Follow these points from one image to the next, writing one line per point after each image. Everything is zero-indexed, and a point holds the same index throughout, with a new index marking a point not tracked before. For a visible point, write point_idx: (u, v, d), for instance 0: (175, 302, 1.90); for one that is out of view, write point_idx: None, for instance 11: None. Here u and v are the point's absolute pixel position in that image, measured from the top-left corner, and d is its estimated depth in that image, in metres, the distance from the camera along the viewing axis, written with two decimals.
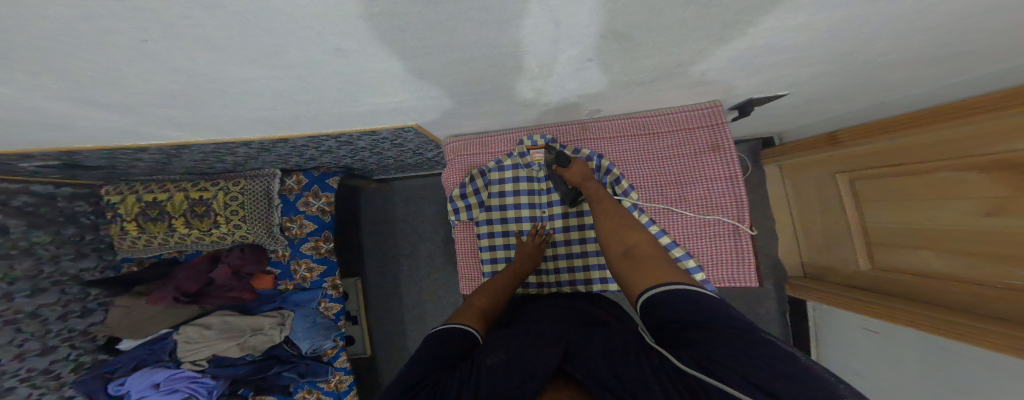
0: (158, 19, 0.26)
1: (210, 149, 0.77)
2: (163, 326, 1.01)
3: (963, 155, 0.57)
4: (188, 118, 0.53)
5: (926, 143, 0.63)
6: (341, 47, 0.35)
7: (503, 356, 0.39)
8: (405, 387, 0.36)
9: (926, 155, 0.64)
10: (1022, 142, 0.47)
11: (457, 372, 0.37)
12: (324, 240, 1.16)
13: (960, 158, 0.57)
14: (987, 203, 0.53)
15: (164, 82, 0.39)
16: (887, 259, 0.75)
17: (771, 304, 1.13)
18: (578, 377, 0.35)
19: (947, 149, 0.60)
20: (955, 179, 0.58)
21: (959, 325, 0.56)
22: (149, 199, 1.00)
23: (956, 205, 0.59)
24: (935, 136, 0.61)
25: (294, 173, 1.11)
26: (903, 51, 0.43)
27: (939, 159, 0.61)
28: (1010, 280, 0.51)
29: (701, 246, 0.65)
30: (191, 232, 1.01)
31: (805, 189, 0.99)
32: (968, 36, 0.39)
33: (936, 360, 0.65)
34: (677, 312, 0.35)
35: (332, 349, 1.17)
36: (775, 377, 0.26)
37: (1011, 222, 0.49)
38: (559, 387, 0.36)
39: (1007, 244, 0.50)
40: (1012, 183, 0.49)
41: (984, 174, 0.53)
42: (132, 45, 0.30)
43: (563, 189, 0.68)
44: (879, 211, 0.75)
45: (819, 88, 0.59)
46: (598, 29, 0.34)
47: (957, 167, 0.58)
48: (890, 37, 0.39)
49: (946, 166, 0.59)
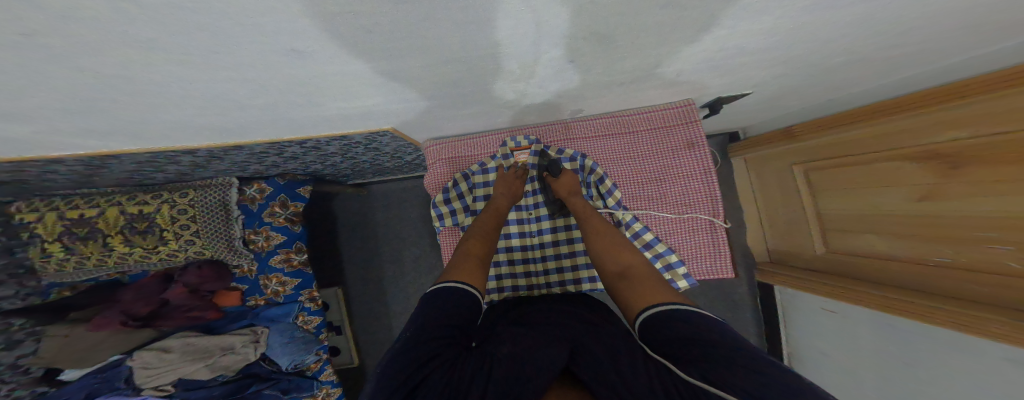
0: (34, 15, 0.20)
1: (145, 159, 0.67)
2: (114, 352, 0.90)
3: (899, 148, 0.64)
4: (110, 124, 0.45)
5: (867, 136, 0.70)
6: (296, 48, 0.30)
7: (511, 350, 0.42)
8: (419, 358, 0.39)
9: (866, 147, 0.71)
10: (948, 136, 0.55)
11: (468, 358, 0.40)
12: (296, 252, 1.09)
13: (896, 150, 0.64)
14: (919, 189, 0.61)
15: (66, 87, 0.32)
16: (838, 244, 0.84)
17: (743, 290, 1.25)
18: (583, 378, 0.37)
19: (883, 143, 0.67)
20: (893, 168, 0.65)
21: (903, 303, 0.65)
22: (74, 216, 0.83)
23: (891, 190, 0.67)
24: (875, 129, 0.68)
25: (254, 181, 1.01)
26: (863, 51, 0.46)
27: (878, 151, 0.68)
28: (942, 257, 0.60)
29: (681, 241, 0.69)
30: (131, 251, 0.88)
31: (767, 179, 1.07)
32: (916, 38, 0.42)
33: (887, 327, 0.74)
34: (678, 329, 0.38)
35: (316, 363, 1.13)
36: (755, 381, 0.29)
37: (941, 206, 0.58)
38: (565, 386, 0.39)
39: (940, 228, 0.58)
40: (941, 172, 0.57)
41: (914, 164, 0.62)
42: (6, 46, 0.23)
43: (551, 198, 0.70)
44: (831, 202, 0.83)
45: (786, 86, 0.62)
46: (580, 30, 0.32)
47: (894, 158, 0.65)
48: (856, 38, 0.40)
49: (885, 157, 0.67)
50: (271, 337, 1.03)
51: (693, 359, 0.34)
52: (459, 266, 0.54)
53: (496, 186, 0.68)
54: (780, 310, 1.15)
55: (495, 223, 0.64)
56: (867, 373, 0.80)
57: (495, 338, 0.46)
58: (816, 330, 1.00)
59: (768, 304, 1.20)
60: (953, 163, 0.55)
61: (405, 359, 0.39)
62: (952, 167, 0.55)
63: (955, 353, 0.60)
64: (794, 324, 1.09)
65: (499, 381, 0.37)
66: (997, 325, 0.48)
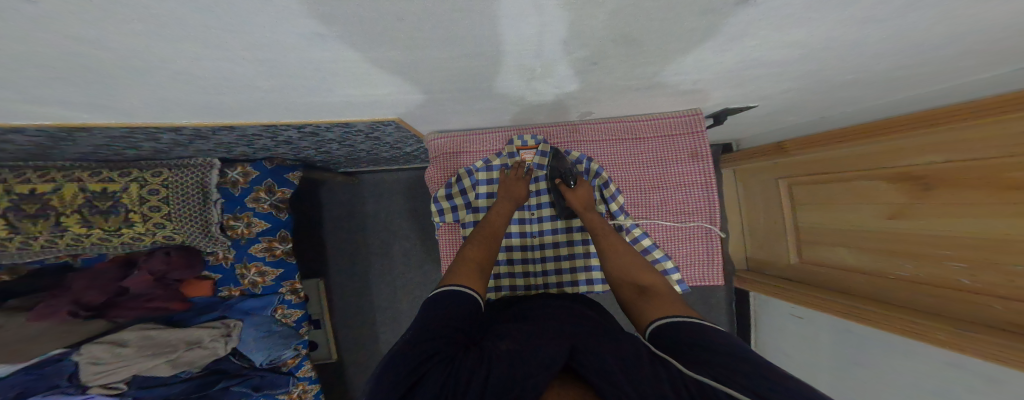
0: None
1: (120, 133, 0.62)
2: (56, 346, 0.81)
3: (873, 168, 0.69)
4: (91, 97, 0.41)
5: (846, 157, 0.76)
6: (319, 31, 0.29)
7: (512, 346, 0.42)
8: (420, 358, 0.39)
9: (844, 166, 0.77)
10: (924, 158, 0.59)
11: (469, 355, 0.40)
12: (279, 241, 1.04)
13: (871, 171, 0.70)
14: (891, 207, 0.67)
15: (54, 51, 0.29)
16: (812, 255, 0.90)
17: (720, 295, 1.33)
18: (585, 375, 0.37)
19: (862, 162, 0.72)
20: (869, 187, 0.71)
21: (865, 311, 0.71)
22: (23, 191, 0.73)
23: (866, 208, 0.73)
24: (853, 151, 0.74)
25: (239, 164, 0.96)
26: (853, 74, 0.50)
27: (854, 170, 0.74)
28: (904, 272, 0.66)
29: (678, 248, 0.73)
30: (89, 233, 0.80)
31: (754, 191, 1.13)
32: (899, 65, 0.47)
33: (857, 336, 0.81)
34: (691, 336, 0.41)
35: (293, 359, 1.07)
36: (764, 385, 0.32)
37: (910, 224, 0.63)
38: (566, 384, 0.39)
39: (909, 244, 0.64)
40: (915, 193, 0.62)
41: (889, 184, 0.67)
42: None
43: (561, 207, 0.70)
44: (810, 214, 0.89)
45: (782, 103, 0.67)
46: (609, 32, 0.33)
47: (869, 178, 0.70)
48: (855, 59, 0.44)
49: (861, 177, 0.72)
50: (244, 330, 0.98)
51: (700, 363, 0.37)
52: (458, 270, 0.54)
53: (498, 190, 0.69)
54: (754, 316, 1.23)
55: (496, 227, 0.64)
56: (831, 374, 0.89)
57: (495, 336, 0.46)
58: (785, 335, 1.08)
59: (744, 312, 1.27)
60: (926, 185, 0.59)
61: (407, 360, 0.38)
62: (923, 188, 0.60)
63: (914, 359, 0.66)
64: (765, 329, 1.17)
65: (501, 374, 0.36)
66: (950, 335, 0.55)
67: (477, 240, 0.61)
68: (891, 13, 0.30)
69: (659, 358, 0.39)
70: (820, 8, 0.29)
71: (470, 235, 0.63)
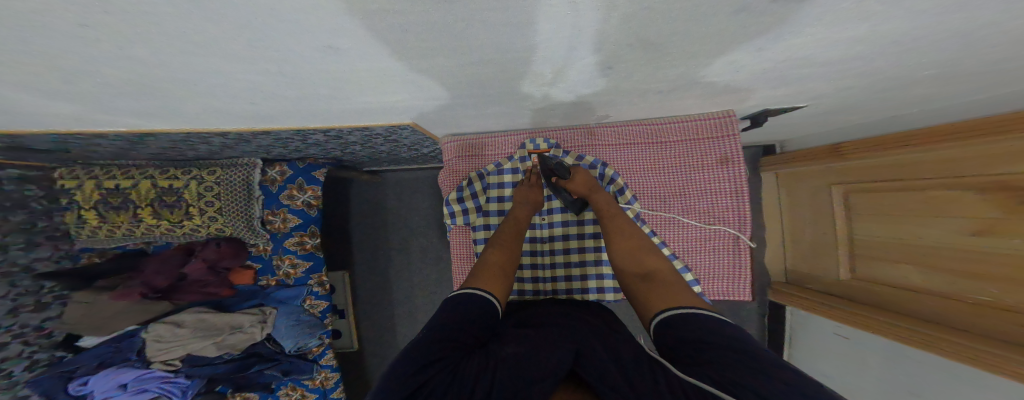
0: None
1: (179, 137, 0.70)
2: (130, 323, 0.93)
3: (962, 176, 0.59)
4: (150, 107, 0.47)
5: (927, 161, 0.65)
6: (332, 45, 0.31)
7: (516, 351, 0.41)
8: (422, 360, 0.38)
9: (920, 172, 0.67)
10: (1020, 166, 0.50)
11: (473, 360, 0.39)
12: (310, 236, 1.12)
13: (960, 178, 0.59)
14: (978, 222, 0.56)
15: (110, 67, 0.33)
16: (867, 271, 0.80)
17: (752, 308, 1.22)
18: (589, 381, 0.36)
19: (943, 170, 0.62)
20: (952, 197, 0.61)
21: (931, 339, 0.61)
22: (110, 186, 0.87)
23: (945, 222, 0.62)
24: (941, 153, 0.62)
25: (276, 164, 1.05)
26: (934, 68, 0.42)
27: (936, 177, 0.63)
28: (983, 296, 0.56)
29: (701, 259, 0.67)
30: (158, 223, 0.91)
31: (799, 198, 1.03)
32: (983, 58, 0.39)
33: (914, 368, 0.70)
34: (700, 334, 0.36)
35: (318, 347, 1.14)
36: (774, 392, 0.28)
37: (999, 243, 0.53)
38: (567, 390, 0.37)
39: (996, 264, 0.54)
40: (1007, 207, 0.52)
41: (979, 195, 0.56)
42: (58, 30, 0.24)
43: (568, 200, 0.68)
44: (871, 226, 0.78)
45: (834, 102, 0.59)
46: (627, 37, 0.31)
47: (956, 186, 0.60)
48: (926, 55, 0.37)
49: (946, 184, 0.61)
50: (277, 318, 1.06)
51: (699, 363, 0.33)
52: (481, 274, 0.54)
53: (516, 196, 0.68)
54: (790, 333, 1.12)
55: (517, 232, 0.64)
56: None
57: (501, 338, 0.45)
58: (822, 357, 0.97)
59: (780, 330, 1.15)
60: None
61: (407, 363, 0.38)
62: (1020, 203, 0.50)
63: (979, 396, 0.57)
64: (801, 349, 1.06)
65: (505, 380, 0.36)
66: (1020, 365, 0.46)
67: (499, 245, 0.60)
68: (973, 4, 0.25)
69: (661, 363, 0.36)
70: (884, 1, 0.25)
71: (489, 241, 0.62)
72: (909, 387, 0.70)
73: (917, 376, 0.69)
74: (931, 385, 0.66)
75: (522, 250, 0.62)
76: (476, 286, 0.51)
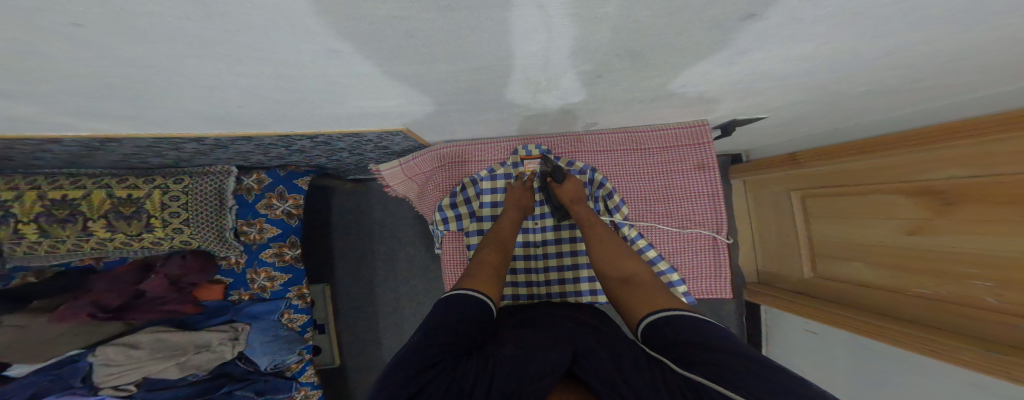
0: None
1: (148, 143, 0.66)
2: (76, 346, 0.84)
3: (897, 182, 0.67)
4: (123, 109, 0.44)
5: (865, 169, 0.74)
6: (336, 48, 0.31)
7: (514, 353, 0.41)
8: (421, 366, 0.37)
9: (860, 178, 0.75)
10: (944, 173, 0.58)
11: (471, 363, 0.39)
12: (290, 246, 1.06)
13: (896, 184, 0.67)
14: (911, 222, 0.64)
15: (93, 67, 0.31)
16: (827, 269, 0.88)
17: (731, 307, 1.29)
18: (587, 381, 0.37)
19: (881, 176, 0.70)
20: (887, 201, 0.69)
21: (883, 328, 0.68)
22: (55, 197, 0.79)
23: (884, 224, 0.70)
24: (879, 162, 0.70)
25: (254, 172, 1.00)
26: (870, 84, 0.49)
27: (874, 183, 0.72)
28: (923, 290, 0.64)
29: (685, 260, 0.71)
30: (112, 237, 0.84)
31: (765, 202, 1.11)
32: (909, 77, 0.46)
33: (875, 356, 0.77)
34: (693, 336, 0.38)
35: (297, 363, 1.08)
36: (763, 386, 0.30)
37: (930, 240, 0.61)
38: (567, 390, 0.38)
39: (927, 259, 0.62)
40: (934, 208, 0.60)
41: (910, 199, 0.64)
42: (47, 26, 0.23)
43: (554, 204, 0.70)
44: (825, 227, 0.87)
45: (792, 114, 0.66)
46: (614, 48, 0.34)
47: (892, 191, 0.68)
48: (865, 73, 0.43)
49: (882, 189, 0.70)
50: (251, 335, 0.99)
51: (695, 361, 0.35)
52: (474, 274, 0.54)
53: (507, 199, 0.70)
54: (765, 329, 1.19)
55: (507, 235, 0.64)
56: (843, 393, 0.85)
57: (499, 340, 0.45)
58: (796, 350, 1.04)
59: (757, 326, 1.22)
60: (948, 200, 0.57)
61: (408, 365, 0.37)
62: (943, 204, 0.58)
63: (937, 382, 0.63)
64: (777, 343, 1.13)
65: (502, 382, 0.36)
66: (972, 355, 0.51)
67: (491, 245, 0.61)
68: (895, 28, 0.30)
69: (656, 361, 0.38)
70: (830, 23, 0.29)
71: (481, 243, 0.63)
72: (874, 375, 0.77)
73: (878, 363, 0.76)
74: (896, 375, 0.72)
75: (513, 252, 0.63)
76: (470, 286, 0.51)
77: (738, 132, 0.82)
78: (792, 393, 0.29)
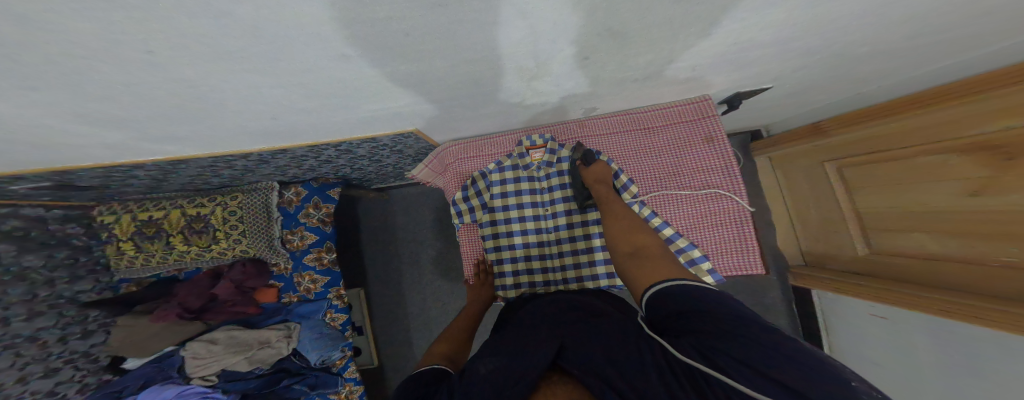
0: (154, 28, 0.26)
1: (207, 163, 0.76)
2: (169, 343, 0.97)
3: (943, 141, 0.61)
4: (186, 130, 0.52)
5: (905, 130, 0.68)
6: (345, 51, 0.34)
7: (492, 367, 0.39)
8: None
9: (904, 140, 0.69)
10: (1001, 125, 0.52)
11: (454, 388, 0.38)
12: (327, 251, 1.15)
13: (943, 143, 0.61)
14: (971, 182, 0.58)
15: (164, 92, 0.38)
16: (883, 244, 0.78)
17: (776, 295, 1.15)
18: (574, 373, 0.36)
19: (925, 136, 0.65)
20: (935, 161, 0.63)
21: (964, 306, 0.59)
22: (144, 217, 0.96)
23: (938, 186, 0.64)
24: (915, 121, 0.66)
25: (292, 186, 1.11)
26: (882, 38, 0.45)
27: (916, 144, 0.66)
28: (1008, 257, 0.54)
29: (706, 236, 0.67)
30: (188, 249, 0.98)
31: (795, 177, 1.03)
32: (924, 28, 0.43)
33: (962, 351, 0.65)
34: (688, 306, 0.38)
35: (341, 360, 1.16)
36: (769, 362, 0.29)
37: (995, 200, 0.54)
38: (554, 386, 0.36)
39: (998, 223, 0.54)
40: (997, 165, 0.53)
41: (964, 156, 0.58)
42: (124, 56, 0.29)
43: (578, 188, 0.69)
44: (870, 196, 0.79)
45: (802, 81, 0.62)
46: (595, 28, 0.34)
47: (939, 150, 0.62)
48: (870, 27, 0.41)
49: (927, 150, 0.64)
50: (303, 332, 1.09)
51: (685, 332, 0.35)
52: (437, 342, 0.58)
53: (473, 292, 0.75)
54: (823, 320, 1.05)
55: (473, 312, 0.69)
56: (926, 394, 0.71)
57: (476, 357, 0.43)
58: (861, 343, 0.91)
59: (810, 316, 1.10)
60: (1010, 155, 0.51)
61: None
62: (1007, 160, 0.51)
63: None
64: (840, 336, 0.99)
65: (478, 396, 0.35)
66: None
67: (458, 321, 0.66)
68: None
69: (652, 343, 0.37)
70: None
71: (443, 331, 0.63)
72: (963, 368, 0.63)
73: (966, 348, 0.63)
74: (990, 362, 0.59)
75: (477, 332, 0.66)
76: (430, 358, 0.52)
77: (753, 105, 0.77)
78: (795, 359, 0.29)
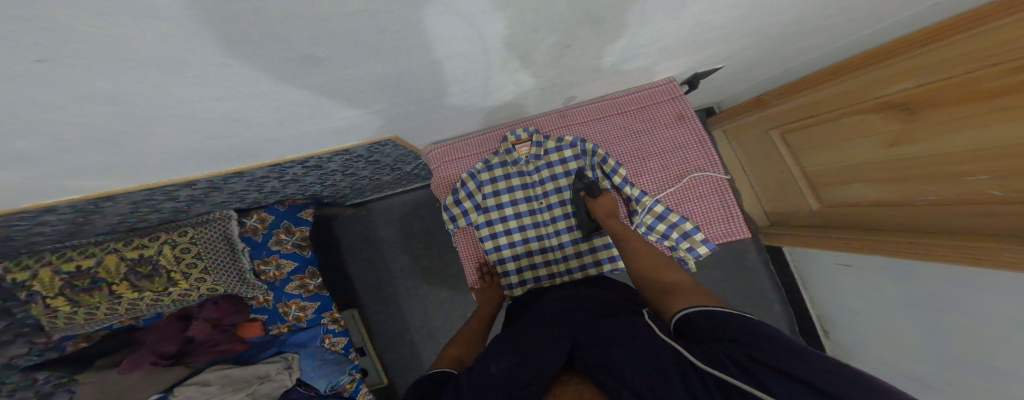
0: (119, 51, 0.23)
1: (141, 197, 0.69)
2: (155, 391, 0.88)
3: (860, 102, 0.70)
4: (139, 160, 0.47)
5: (826, 97, 0.77)
6: (309, 52, 0.30)
7: (506, 365, 0.40)
8: None
9: (828, 106, 0.78)
10: (910, 83, 0.61)
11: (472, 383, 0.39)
12: (310, 277, 1.11)
13: (860, 104, 0.70)
14: (889, 135, 0.67)
15: (116, 119, 0.33)
16: (827, 197, 0.88)
17: (754, 257, 1.27)
18: (589, 371, 0.37)
19: (845, 99, 0.73)
20: (857, 120, 0.72)
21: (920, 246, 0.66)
22: (70, 268, 0.79)
23: (861, 141, 0.73)
24: (833, 90, 0.75)
25: (253, 212, 1.04)
26: (813, 15, 0.51)
27: (837, 109, 0.75)
28: (932, 196, 0.64)
29: (692, 209, 0.71)
30: (140, 296, 0.85)
31: (748, 145, 1.11)
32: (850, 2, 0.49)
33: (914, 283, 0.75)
34: (711, 325, 0.39)
35: (350, 384, 1.13)
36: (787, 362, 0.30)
37: (913, 148, 0.63)
38: (571, 382, 0.38)
39: (919, 167, 0.63)
40: (905, 119, 0.63)
41: (879, 114, 0.67)
42: (79, 83, 0.26)
43: (585, 220, 0.72)
44: (812, 156, 0.87)
45: (750, 59, 0.68)
46: (573, 13, 0.36)
47: (858, 111, 0.71)
48: (803, 5, 0.46)
49: (849, 112, 0.73)
50: (303, 362, 1.05)
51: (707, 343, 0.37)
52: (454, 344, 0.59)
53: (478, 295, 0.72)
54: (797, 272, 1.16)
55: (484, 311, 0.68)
56: (900, 327, 0.80)
57: (486, 357, 0.44)
58: (836, 292, 1.01)
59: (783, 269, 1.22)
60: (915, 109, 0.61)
61: None
62: (909, 113, 0.62)
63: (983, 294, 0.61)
64: (815, 286, 1.09)
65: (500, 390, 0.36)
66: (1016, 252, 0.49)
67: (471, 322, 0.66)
68: None
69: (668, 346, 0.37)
70: None
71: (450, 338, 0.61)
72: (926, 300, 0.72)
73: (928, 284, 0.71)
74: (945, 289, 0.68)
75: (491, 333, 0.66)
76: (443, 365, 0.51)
77: (710, 84, 0.83)
78: (815, 362, 0.30)
